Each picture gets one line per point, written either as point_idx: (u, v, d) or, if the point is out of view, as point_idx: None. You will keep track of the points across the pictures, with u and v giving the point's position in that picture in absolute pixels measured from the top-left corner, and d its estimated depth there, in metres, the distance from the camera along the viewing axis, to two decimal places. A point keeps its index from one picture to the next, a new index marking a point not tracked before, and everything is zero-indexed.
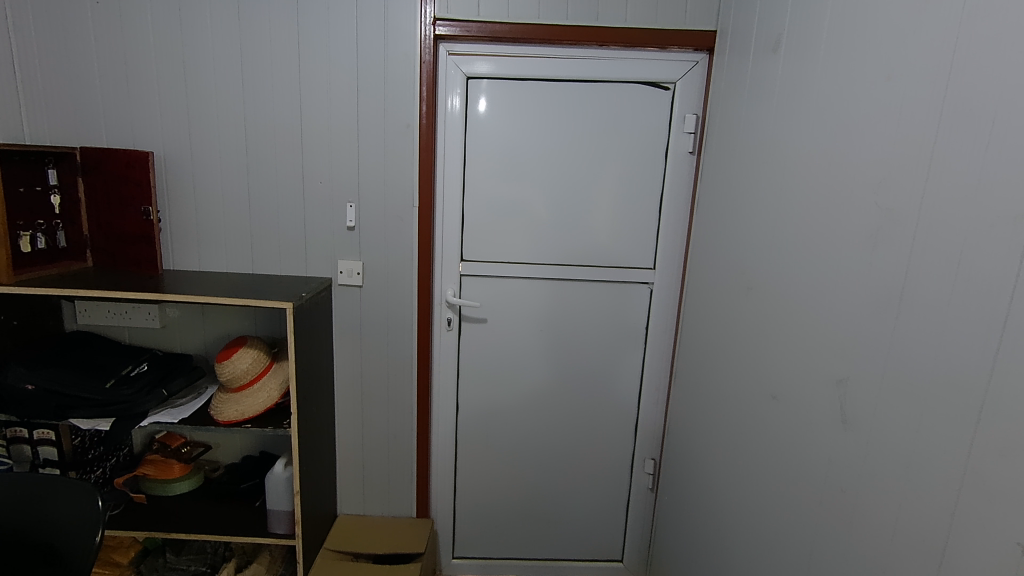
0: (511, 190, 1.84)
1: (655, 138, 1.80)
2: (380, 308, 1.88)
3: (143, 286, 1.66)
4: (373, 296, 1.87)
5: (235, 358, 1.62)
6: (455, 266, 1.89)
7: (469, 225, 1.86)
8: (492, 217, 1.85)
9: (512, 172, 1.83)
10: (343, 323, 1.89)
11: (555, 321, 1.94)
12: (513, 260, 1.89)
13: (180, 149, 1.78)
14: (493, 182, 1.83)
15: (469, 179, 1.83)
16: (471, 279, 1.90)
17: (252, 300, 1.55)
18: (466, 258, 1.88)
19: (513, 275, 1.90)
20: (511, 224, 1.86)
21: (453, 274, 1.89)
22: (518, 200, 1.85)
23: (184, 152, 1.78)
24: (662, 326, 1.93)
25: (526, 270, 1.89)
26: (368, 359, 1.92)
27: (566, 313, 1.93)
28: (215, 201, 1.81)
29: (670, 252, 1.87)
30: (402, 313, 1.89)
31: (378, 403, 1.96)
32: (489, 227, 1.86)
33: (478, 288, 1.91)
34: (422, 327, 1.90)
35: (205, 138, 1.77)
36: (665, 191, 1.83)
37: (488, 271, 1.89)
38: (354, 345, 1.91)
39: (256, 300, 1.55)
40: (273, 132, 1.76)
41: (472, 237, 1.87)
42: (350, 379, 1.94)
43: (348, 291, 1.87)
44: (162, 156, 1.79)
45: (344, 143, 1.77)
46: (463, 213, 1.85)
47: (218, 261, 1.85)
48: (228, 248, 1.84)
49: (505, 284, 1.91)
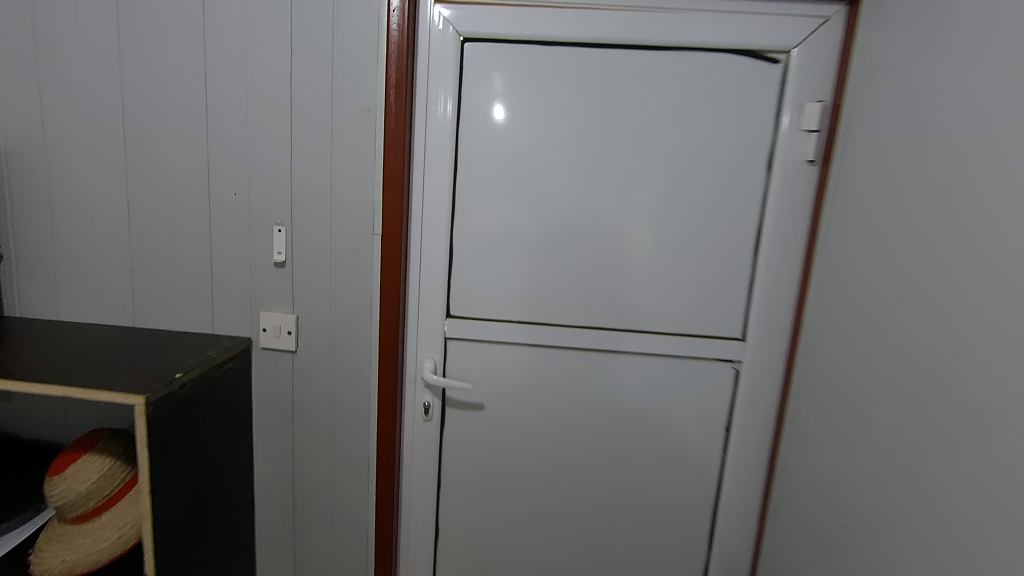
0: (524, 215, 1.21)
1: (753, 139, 1.16)
2: (323, 384, 1.25)
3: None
4: (311, 367, 1.24)
5: (73, 475, 1.01)
6: (439, 325, 1.26)
7: (459, 265, 1.24)
8: (495, 254, 1.23)
9: (526, 189, 1.20)
10: (266, 404, 1.26)
11: (588, 411, 1.29)
12: (525, 320, 1.25)
13: (28, 143, 1.18)
14: (497, 202, 1.21)
15: (460, 198, 1.21)
16: (464, 345, 1.27)
17: (77, 391, 0.91)
18: (456, 314, 1.25)
19: (527, 343, 1.26)
20: (524, 268, 1.23)
21: (436, 337, 1.26)
22: (535, 232, 1.21)
23: (34, 149, 1.18)
24: (754, 428, 1.26)
25: (546, 336, 1.25)
26: (304, 458, 1.29)
27: (606, 400, 1.28)
28: (79, 218, 1.20)
29: (770, 315, 1.21)
30: (356, 395, 1.25)
31: (320, 523, 1.32)
32: (490, 270, 1.23)
33: (474, 359, 1.28)
34: (383, 415, 1.25)
35: (65, 127, 1.17)
36: (767, 221, 1.18)
37: (488, 336, 1.26)
38: (284, 437, 1.28)
39: (84, 390, 0.90)
40: (163, 113, 1.15)
41: (464, 285, 1.24)
42: (279, 486, 1.30)
43: (275, 357, 1.24)
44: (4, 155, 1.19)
45: (269, 135, 1.14)
46: (451, 247, 1.23)
47: (82, 306, 1.22)
48: (96, 287, 1.22)
49: (513, 354, 1.27)
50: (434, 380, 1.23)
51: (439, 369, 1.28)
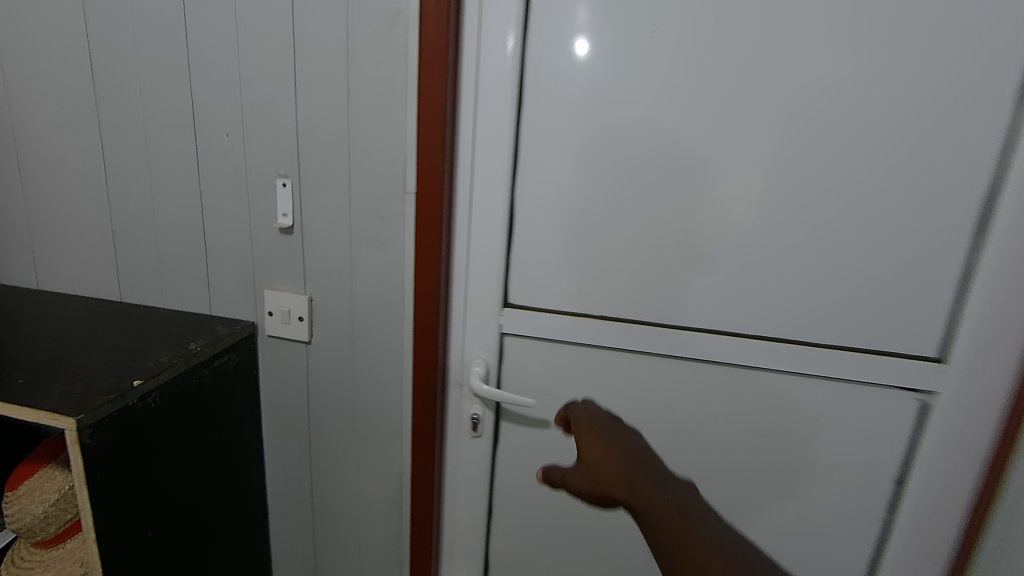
0: (612, 176, 0.84)
1: (1001, 48, 0.71)
2: (343, 386, 0.97)
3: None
4: (329, 363, 0.96)
5: (32, 492, 0.80)
6: (492, 317, 0.93)
7: (521, 242, 0.90)
8: (568, 233, 0.88)
9: (616, 140, 0.83)
10: (278, 406, 1.01)
11: (694, 444, 0.93)
12: (610, 314, 0.90)
13: None
14: (571, 158, 0.85)
15: (521, 151, 0.86)
16: (525, 344, 0.94)
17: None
18: (514, 304, 0.93)
19: (612, 347, 0.91)
20: (613, 246, 0.87)
21: (488, 332, 0.94)
22: (626, 202, 0.85)
23: None
24: (946, 488, 0.86)
25: (640, 340, 0.89)
26: (322, 476, 1.03)
27: (720, 432, 0.91)
28: (50, 165, 0.96)
29: (995, 326, 0.79)
30: (385, 402, 0.97)
31: (343, 555, 1.06)
32: (564, 249, 0.89)
33: (538, 364, 0.94)
34: (417, 431, 0.96)
35: (27, 55, 0.92)
36: (1010, 182, 0.74)
37: (558, 335, 0.92)
38: (298, 447, 1.02)
39: (2, 405, 0.66)
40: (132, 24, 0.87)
41: (528, 268, 0.91)
42: (295, 505, 1.06)
43: (286, 349, 0.97)
44: None
45: (264, 51, 0.84)
46: (511, 216, 0.89)
47: (62, 274, 1.00)
48: (76, 254, 0.99)
49: (593, 361, 0.92)
50: (481, 389, 0.92)
51: (491, 373, 0.96)
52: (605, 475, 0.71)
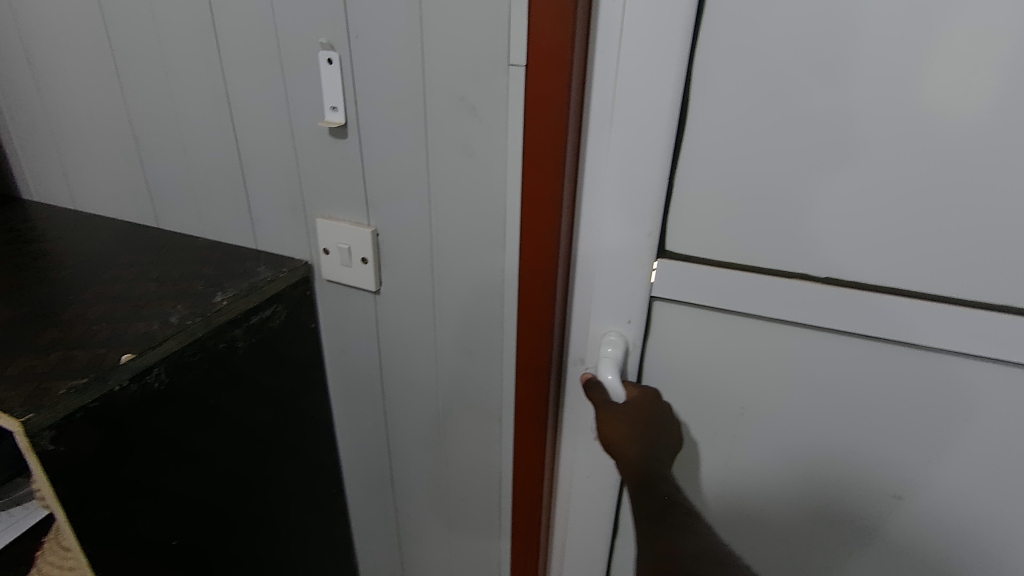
0: (885, 44, 0.44)
1: None
2: (424, 353, 0.71)
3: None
4: (405, 320, 0.70)
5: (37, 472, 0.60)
6: (638, 275, 0.59)
7: (696, 158, 0.53)
8: (789, 155, 0.50)
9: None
10: (344, 369, 0.78)
11: (975, 492, 0.56)
12: (853, 275, 0.52)
13: None
14: (800, 16, 0.45)
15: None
16: (691, 314, 0.60)
17: None
18: (679, 253, 0.57)
19: (845, 330, 0.54)
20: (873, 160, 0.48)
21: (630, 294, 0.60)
22: (909, 95, 0.45)
23: None
24: None
25: (903, 323, 0.51)
26: (402, 457, 0.80)
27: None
28: (54, 47, 0.73)
29: None
30: (479, 378, 0.69)
31: (429, 548, 0.85)
32: (776, 172, 0.51)
33: (706, 350, 0.60)
34: (523, 422, 0.68)
35: None
36: None
37: (750, 306, 0.56)
38: (371, 419, 0.80)
39: None
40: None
41: (706, 201, 0.54)
42: (372, 485, 0.85)
43: (349, 299, 0.72)
44: None
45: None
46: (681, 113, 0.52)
47: (93, 191, 0.80)
48: (103, 166, 0.78)
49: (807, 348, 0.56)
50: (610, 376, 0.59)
51: (629, 357, 0.64)
52: (610, 434, 0.58)
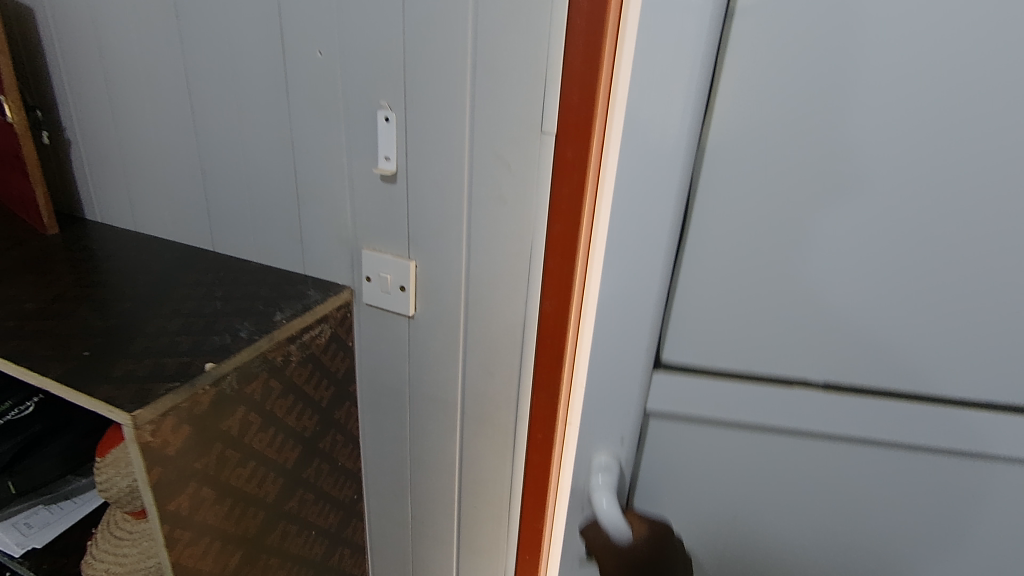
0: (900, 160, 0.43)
1: None
2: (449, 371, 0.80)
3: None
4: (435, 342, 0.79)
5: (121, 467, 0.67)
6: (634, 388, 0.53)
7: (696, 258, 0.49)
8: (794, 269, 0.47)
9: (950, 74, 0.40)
10: (375, 384, 0.87)
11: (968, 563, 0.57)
12: (879, 371, 0.49)
13: None
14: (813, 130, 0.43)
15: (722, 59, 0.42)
16: (692, 418, 0.54)
17: (52, 383, 0.56)
18: (675, 348, 0.52)
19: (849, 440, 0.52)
20: (898, 243, 0.45)
21: (630, 392, 0.53)
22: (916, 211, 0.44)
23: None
24: None
25: (918, 419, 0.50)
26: (422, 466, 0.89)
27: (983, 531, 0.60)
28: (135, 92, 0.84)
29: None
30: (498, 396, 0.78)
31: (442, 553, 0.93)
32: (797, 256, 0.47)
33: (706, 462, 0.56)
34: (537, 435, 0.77)
35: None
36: None
37: (758, 405, 0.52)
38: (396, 431, 0.89)
39: (60, 387, 0.55)
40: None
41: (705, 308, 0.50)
42: (392, 492, 0.94)
43: (385, 322, 0.81)
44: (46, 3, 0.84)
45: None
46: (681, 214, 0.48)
47: (155, 216, 0.90)
48: (168, 195, 0.88)
49: (822, 452, 0.54)
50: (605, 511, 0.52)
51: (623, 477, 0.57)
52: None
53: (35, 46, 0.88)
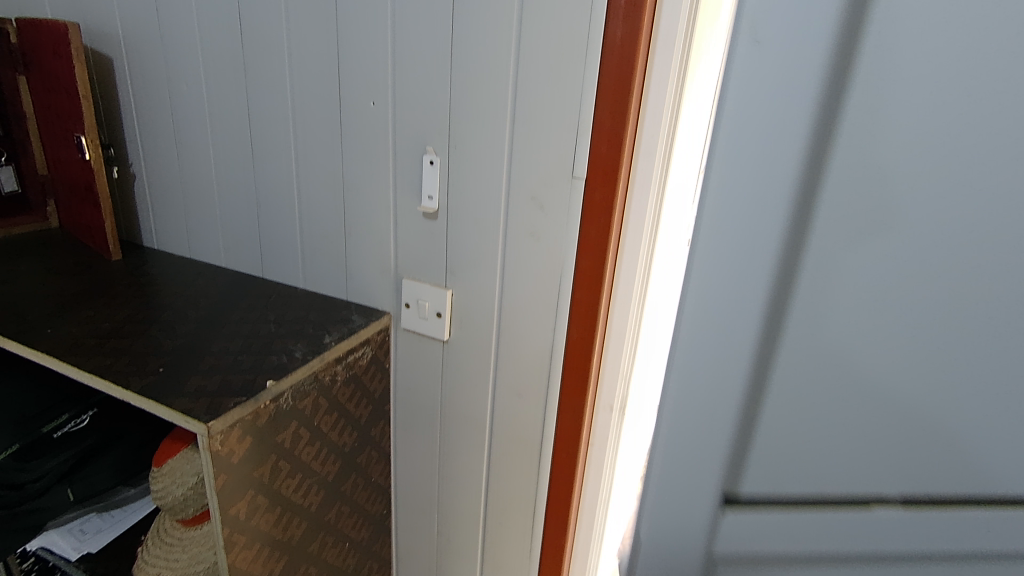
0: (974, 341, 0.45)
1: None
2: (480, 393, 0.86)
3: (41, 288, 0.85)
4: (467, 365, 0.85)
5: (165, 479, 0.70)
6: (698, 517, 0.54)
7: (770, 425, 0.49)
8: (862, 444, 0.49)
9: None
10: (409, 403, 0.93)
11: None
12: (954, 459, 0.48)
13: (147, 37, 0.91)
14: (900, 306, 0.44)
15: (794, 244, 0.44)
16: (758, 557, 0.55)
17: (134, 396, 0.62)
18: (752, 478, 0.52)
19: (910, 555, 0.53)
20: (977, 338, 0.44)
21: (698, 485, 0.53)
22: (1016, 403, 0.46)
23: (152, 45, 0.91)
24: None
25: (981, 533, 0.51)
26: (451, 483, 0.94)
27: None
28: (200, 134, 0.93)
29: None
30: (526, 417, 0.84)
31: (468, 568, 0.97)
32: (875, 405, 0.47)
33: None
34: (562, 454, 0.83)
35: (178, 14, 0.87)
36: None
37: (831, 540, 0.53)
38: (427, 449, 0.94)
39: (141, 399, 0.61)
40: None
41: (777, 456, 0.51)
42: (420, 507, 0.99)
43: (421, 345, 0.88)
44: (125, 53, 0.94)
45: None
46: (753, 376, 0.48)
47: (211, 244, 0.98)
48: (225, 226, 0.96)
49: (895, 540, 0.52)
50: None
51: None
52: None
53: (111, 93, 0.98)
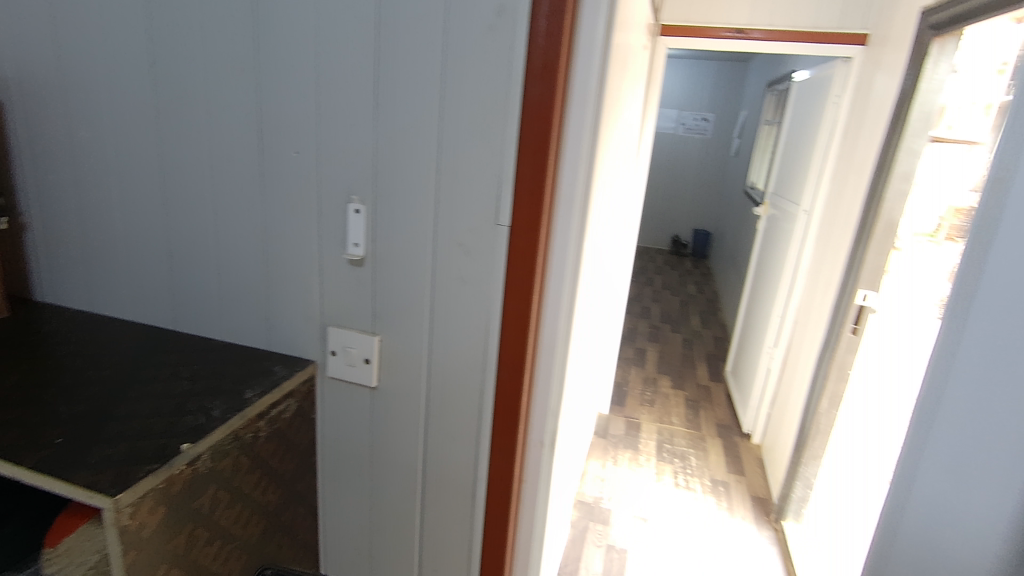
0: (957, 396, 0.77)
1: None
2: (411, 439, 0.85)
3: None
4: (397, 411, 0.84)
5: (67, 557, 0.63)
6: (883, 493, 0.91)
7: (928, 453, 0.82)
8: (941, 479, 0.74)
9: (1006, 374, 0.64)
10: (337, 453, 0.90)
11: None
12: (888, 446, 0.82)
13: (44, 78, 0.86)
14: None
15: None
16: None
17: (27, 472, 0.56)
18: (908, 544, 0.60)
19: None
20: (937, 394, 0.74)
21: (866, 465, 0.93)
22: None
23: (50, 87, 0.86)
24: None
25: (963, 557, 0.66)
26: (383, 533, 0.91)
27: None
28: (104, 180, 0.88)
29: None
30: (458, 460, 0.84)
31: None
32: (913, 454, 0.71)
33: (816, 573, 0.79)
34: (495, 495, 0.83)
35: (81, 56, 0.83)
36: None
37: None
38: (357, 500, 0.91)
39: (35, 476, 0.56)
40: (196, 12, 0.76)
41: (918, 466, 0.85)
42: (351, 560, 0.95)
43: (349, 392, 0.86)
44: (19, 95, 0.88)
45: (344, 46, 0.72)
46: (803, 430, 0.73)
47: (117, 295, 0.92)
48: (134, 275, 0.90)
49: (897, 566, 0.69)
50: None
51: None
52: None
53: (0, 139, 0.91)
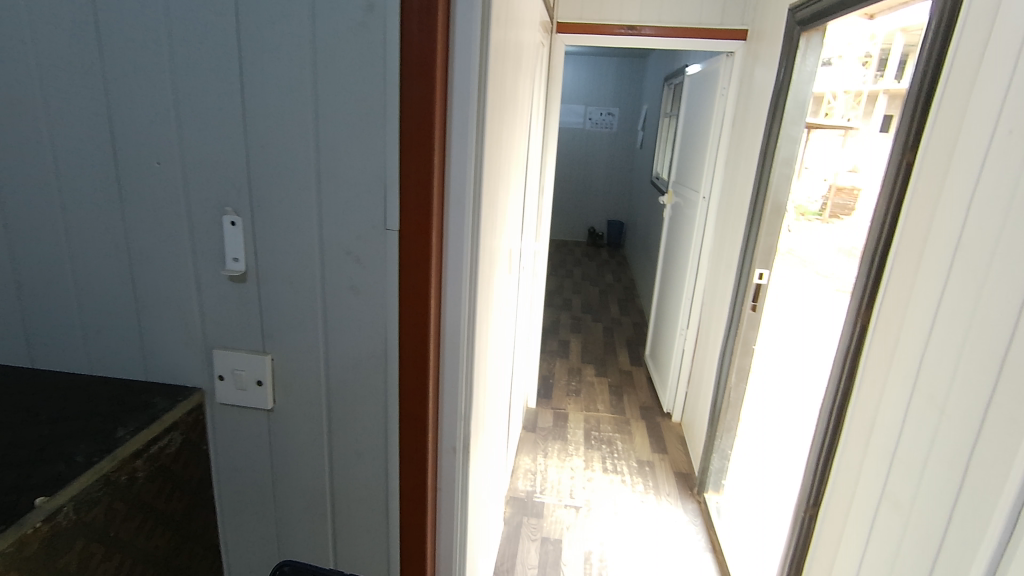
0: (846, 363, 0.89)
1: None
2: (314, 459, 0.81)
3: None
4: (297, 432, 0.80)
5: None
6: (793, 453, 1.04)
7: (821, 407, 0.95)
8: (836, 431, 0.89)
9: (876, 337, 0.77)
10: (235, 484, 0.84)
11: None
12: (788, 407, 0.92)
13: None
14: None
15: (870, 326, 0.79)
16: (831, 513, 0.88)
17: None
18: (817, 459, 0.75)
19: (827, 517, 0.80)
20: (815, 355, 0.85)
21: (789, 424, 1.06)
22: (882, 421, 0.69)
23: None
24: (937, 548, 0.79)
25: None
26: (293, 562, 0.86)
27: None
28: None
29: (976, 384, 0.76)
30: (367, 476, 0.80)
31: None
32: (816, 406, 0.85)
33: None
34: (408, 508, 0.81)
35: None
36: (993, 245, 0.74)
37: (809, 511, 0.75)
38: (261, 531, 0.86)
39: None
40: (21, 10, 0.67)
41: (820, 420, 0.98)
42: None
43: (243, 418, 0.80)
44: None
45: (200, 45, 0.66)
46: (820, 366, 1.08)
47: None
48: None
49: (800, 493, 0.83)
50: None
51: None
52: None
53: None
